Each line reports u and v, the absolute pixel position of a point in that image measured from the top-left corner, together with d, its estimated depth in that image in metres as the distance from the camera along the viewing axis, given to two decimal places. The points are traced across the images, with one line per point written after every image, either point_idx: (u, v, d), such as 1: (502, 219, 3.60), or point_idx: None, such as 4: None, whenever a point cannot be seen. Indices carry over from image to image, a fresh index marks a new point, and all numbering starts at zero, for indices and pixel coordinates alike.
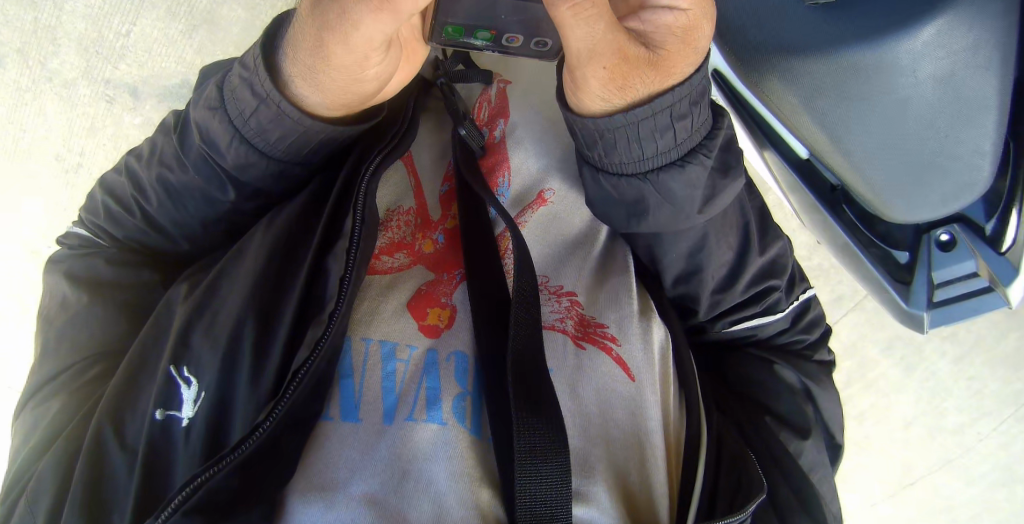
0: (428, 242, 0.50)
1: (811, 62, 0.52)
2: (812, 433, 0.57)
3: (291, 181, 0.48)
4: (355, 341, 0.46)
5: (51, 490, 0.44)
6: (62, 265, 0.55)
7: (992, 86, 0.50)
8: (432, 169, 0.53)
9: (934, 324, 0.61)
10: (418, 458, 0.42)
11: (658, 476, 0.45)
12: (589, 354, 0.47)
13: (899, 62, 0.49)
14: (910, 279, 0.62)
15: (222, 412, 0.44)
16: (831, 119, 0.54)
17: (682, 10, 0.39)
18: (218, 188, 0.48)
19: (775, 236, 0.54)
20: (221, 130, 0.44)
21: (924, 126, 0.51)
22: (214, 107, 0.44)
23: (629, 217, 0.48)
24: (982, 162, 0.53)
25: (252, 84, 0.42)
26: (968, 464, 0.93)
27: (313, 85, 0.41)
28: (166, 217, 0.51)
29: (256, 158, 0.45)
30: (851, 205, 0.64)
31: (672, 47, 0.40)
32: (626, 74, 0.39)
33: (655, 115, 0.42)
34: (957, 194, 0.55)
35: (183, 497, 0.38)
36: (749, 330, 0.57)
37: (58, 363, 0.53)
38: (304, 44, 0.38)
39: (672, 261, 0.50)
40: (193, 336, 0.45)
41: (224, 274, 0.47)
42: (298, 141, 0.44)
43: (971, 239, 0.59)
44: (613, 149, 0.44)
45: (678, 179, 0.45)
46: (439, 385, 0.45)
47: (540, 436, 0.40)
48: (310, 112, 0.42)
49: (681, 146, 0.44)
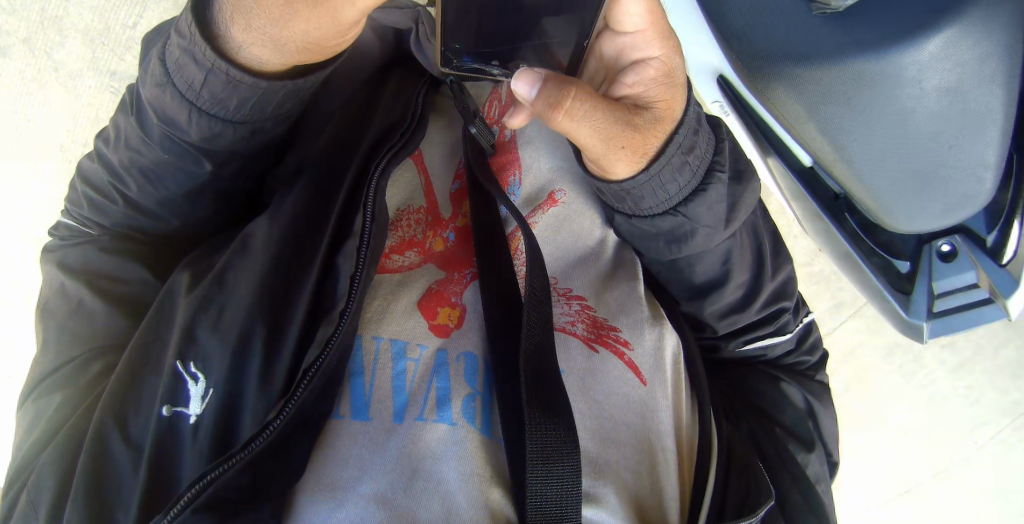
0: (439, 240, 0.50)
1: (818, 71, 0.52)
2: (816, 447, 0.57)
3: (266, 141, 0.45)
4: (366, 339, 0.45)
5: (53, 487, 0.43)
6: (55, 254, 0.54)
7: (996, 100, 0.51)
8: (443, 167, 0.53)
9: (933, 333, 0.62)
10: (428, 457, 0.42)
11: (667, 479, 0.46)
12: (601, 357, 0.47)
13: (904, 72, 0.50)
14: (911, 289, 0.63)
15: (232, 408, 0.43)
16: (835, 128, 0.54)
17: (656, 59, 0.47)
18: (193, 162, 0.45)
19: (785, 260, 0.57)
20: (176, 106, 0.41)
21: (929, 137, 0.52)
22: (163, 81, 0.41)
23: (668, 245, 0.49)
24: (984, 173, 0.54)
25: (193, 54, 0.39)
26: (963, 474, 0.95)
27: (279, 53, 0.38)
28: (149, 200, 0.48)
29: (221, 128, 0.42)
30: (854, 214, 0.65)
31: (662, 94, 0.46)
32: (644, 142, 0.44)
33: (673, 157, 0.45)
34: (959, 206, 0.56)
35: (194, 493, 0.38)
36: (759, 349, 0.58)
37: (60, 356, 0.51)
38: (265, 14, 0.37)
39: (701, 270, 0.51)
40: (199, 330, 0.44)
41: (230, 267, 0.46)
42: (260, 104, 0.41)
43: (970, 248, 0.60)
44: (642, 199, 0.47)
45: (704, 203, 0.47)
46: (449, 386, 0.44)
47: (553, 437, 0.40)
48: (262, 73, 0.39)
49: (699, 171, 0.47)
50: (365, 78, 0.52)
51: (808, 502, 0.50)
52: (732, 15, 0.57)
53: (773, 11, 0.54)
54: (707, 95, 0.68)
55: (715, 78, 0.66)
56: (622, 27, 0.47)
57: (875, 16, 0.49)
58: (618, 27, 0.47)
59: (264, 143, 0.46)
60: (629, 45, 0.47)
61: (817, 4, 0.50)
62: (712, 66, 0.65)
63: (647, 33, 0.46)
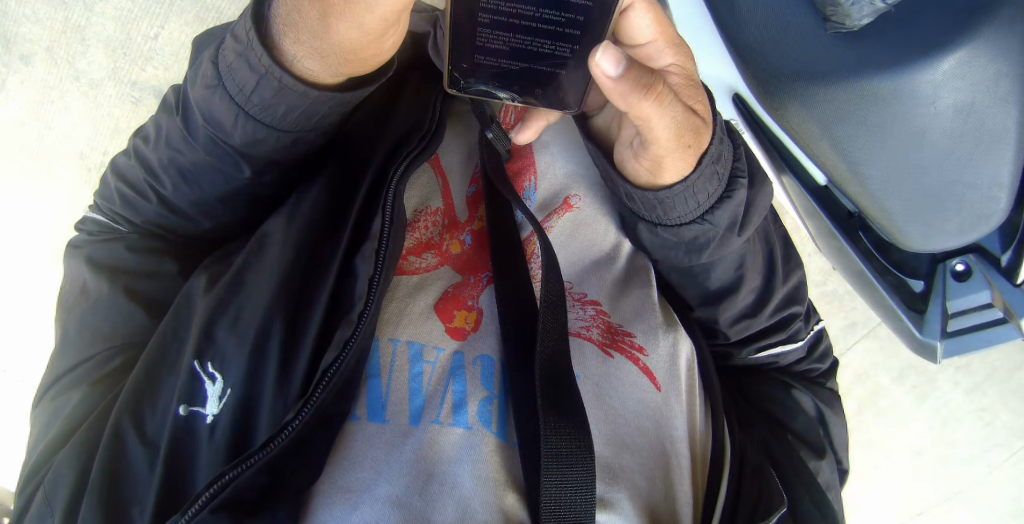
0: (456, 243, 0.50)
1: (834, 91, 0.52)
2: (827, 454, 0.57)
3: (307, 148, 0.45)
4: (383, 341, 0.45)
5: (69, 482, 0.43)
6: (82, 248, 0.54)
7: (1012, 119, 0.52)
8: (461, 170, 0.53)
9: (947, 354, 0.63)
10: (443, 462, 0.42)
11: (681, 484, 0.47)
12: (615, 362, 0.48)
13: (919, 92, 0.50)
14: (925, 308, 0.64)
15: (247, 410, 0.43)
16: (850, 148, 0.54)
17: (673, 67, 0.47)
18: (233, 165, 0.45)
19: (796, 266, 0.57)
20: (225, 109, 0.41)
21: (944, 155, 0.53)
22: (212, 83, 0.41)
23: (688, 254, 0.49)
24: (998, 193, 0.55)
25: (248, 59, 0.39)
26: (978, 493, 0.95)
27: (325, 65, 0.39)
28: (183, 199, 0.48)
29: (265, 133, 0.42)
30: (867, 233, 0.66)
31: (693, 97, 0.45)
32: (697, 141, 0.43)
33: (708, 165, 0.45)
34: (972, 224, 0.56)
35: (212, 492, 0.38)
36: (771, 357, 0.58)
37: (78, 353, 0.51)
38: (306, 28, 0.37)
39: (714, 278, 0.52)
40: (218, 331, 0.44)
41: (248, 269, 0.46)
42: (307, 113, 0.41)
43: (985, 268, 0.61)
44: (674, 208, 0.46)
45: (728, 210, 0.47)
46: (465, 389, 0.44)
47: (570, 441, 0.41)
48: (315, 83, 0.40)
49: (724, 178, 0.46)
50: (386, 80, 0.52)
51: (819, 509, 0.50)
52: (749, 30, 0.57)
53: (789, 34, 0.54)
54: (722, 110, 0.68)
55: (729, 94, 0.66)
56: (634, 41, 0.47)
57: (891, 37, 0.50)
58: (631, 41, 0.47)
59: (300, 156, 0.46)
60: (643, 58, 0.47)
61: (831, 23, 0.51)
62: (726, 82, 0.65)
63: (659, 44, 0.46)
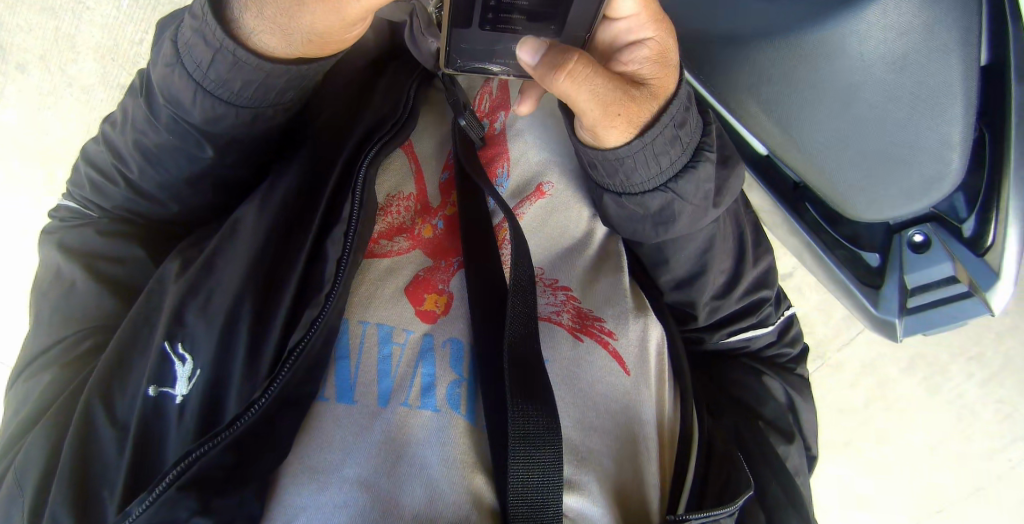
0: (428, 227, 0.50)
1: (760, 55, 0.56)
2: (796, 438, 0.57)
3: (268, 125, 0.45)
4: (352, 324, 0.46)
5: (41, 459, 0.43)
6: (55, 234, 0.54)
7: (952, 78, 0.52)
8: (434, 156, 0.53)
9: (907, 331, 0.63)
10: (411, 444, 0.42)
11: (648, 466, 0.47)
12: (586, 347, 0.48)
13: (844, 50, 0.52)
14: (880, 283, 0.64)
15: (217, 391, 0.43)
16: (783, 112, 0.57)
17: (651, 40, 0.45)
18: (195, 146, 0.45)
19: (767, 250, 0.57)
20: (183, 86, 0.42)
21: (879, 114, 0.53)
22: (171, 62, 0.42)
23: (654, 227, 0.49)
24: (949, 154, 0.54)
25: (203, 34, 0.39)
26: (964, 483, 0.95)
27: (287, 45, 0.39)
28: (151, 183, 0.49)
29: (223, 110, 0.42)
30: (814, 204, 0.68)
31: (659, 72, 0.45)
32: (637, 113, 0.43)
33: (667, 128, 0.45)
34: (923, 191, 0.56)
35: (179, 470, 0.38)
36: (741, 342, 0.59)
37: (52, 335, 0.51)
38: (274, 6, 0.37)
39: (680, 261, 0.52)
40: (188, 313, 0.44)
41: (219, 252, 0.46)
42: (264, 88, 0.41)
43: (944, 237, 0.60)
44: (633, 172, 0.46)
45: (693, 180, 0.47)
46: (434, 372, 0.45)
47: (537, 423, 0.41)
48: (268, 56, 0.40)
49: (689, 148, 0.47)
50: (360, 70, 0.53)
51: (786, 493, 0.51)
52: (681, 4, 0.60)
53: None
54: None
55: None
56: (616, 12, 0.45)
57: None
58: (611, 13, 0.45)
59: (265, 133, 0.46)
60: (623, 31, 0.46)
61: None
62: None
63: (641, 19, 0.45)
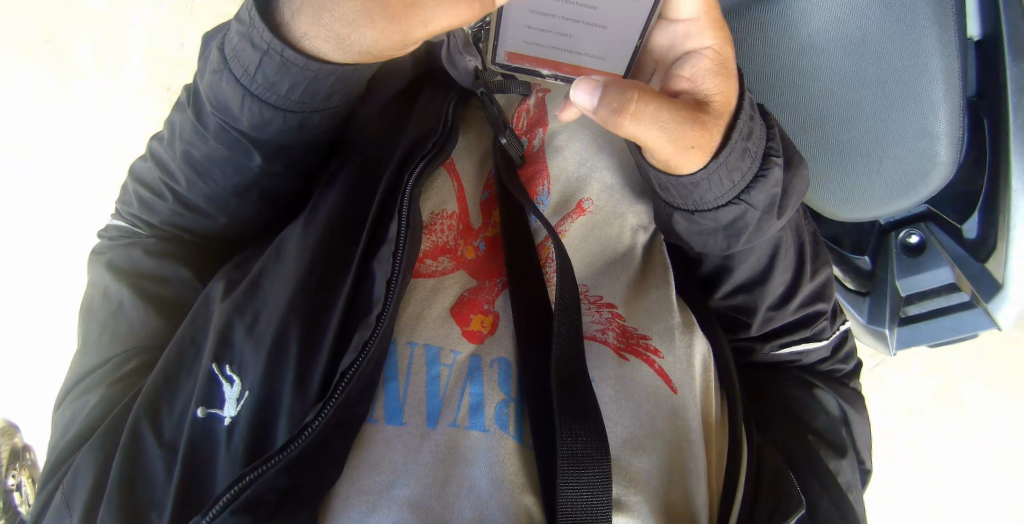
0: (470, 249, 0.50)
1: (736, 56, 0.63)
2: (849, 454, 0.57)
3: (313, 133, 0.45)
4: (401, 344, 0.45)
5: (89, 484, 0.43)
6: (103, 254, 0.54)
7: (924, 72, 0.54)
8: (475, 175, 0.53)
9: (907, 337, 0.71)
10: (461, 463, 0.42)
11: (697, 486, 0.47)
12: (631, 365, 0.48)
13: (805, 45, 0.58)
14: (875, 288, 0.73)
15: (265, 415, 0.43)
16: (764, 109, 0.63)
17: (709, 49, 0.46)
18: (243, 154, 0.45)
19: (824, 263, 0.57)
20: (231, 92, 0.42)
21: (850, 105, 0.59)
22: (220, 68, 0.42)
23: (727, 240, 0.49)
24: (933, 146, 0.56)
25: (251, 38, 0.39)
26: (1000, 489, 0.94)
27: (342, 52, 0.38)
28: (199, 195, 0.49)
29: (271, 115, 0.43)
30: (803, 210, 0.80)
31: (721, 85, 0.45)
32: (709, 139, 0.44)
33: (737, 143, 0.45)
34: (904, 187, 0.60)
35: (232, 494, 0.38)
36: (793, 354, 0.59)
37: (96, 357, 0.51)
38: (334, 15, 0.35)
39: (741, 272, 0.52)
40: (236, 335, 0.44)
41: (265, 273, 0.46)
42: (311, 90, 0.41)
43: (938, 239, 0.67)
44: (709, 190, 0.46)
45: (763, 190, 0.47)
46: (483, 392, 0.45)
47: (584, 442, 0.41)
48: (318, 57, 0.39)
49: (757, 156, 0.47)
50: (401, 89, 0.53)
51: (839, 513, 0.50)
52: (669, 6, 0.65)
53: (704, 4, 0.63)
54: None
55: None
56: (676, 14, 0.46)
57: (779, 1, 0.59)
58: (672, 14, 0.46)
59: (310, 142, 0.46)
60: (682, 35, 0.47)
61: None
62: None
63: (701, 22, 0.46)
